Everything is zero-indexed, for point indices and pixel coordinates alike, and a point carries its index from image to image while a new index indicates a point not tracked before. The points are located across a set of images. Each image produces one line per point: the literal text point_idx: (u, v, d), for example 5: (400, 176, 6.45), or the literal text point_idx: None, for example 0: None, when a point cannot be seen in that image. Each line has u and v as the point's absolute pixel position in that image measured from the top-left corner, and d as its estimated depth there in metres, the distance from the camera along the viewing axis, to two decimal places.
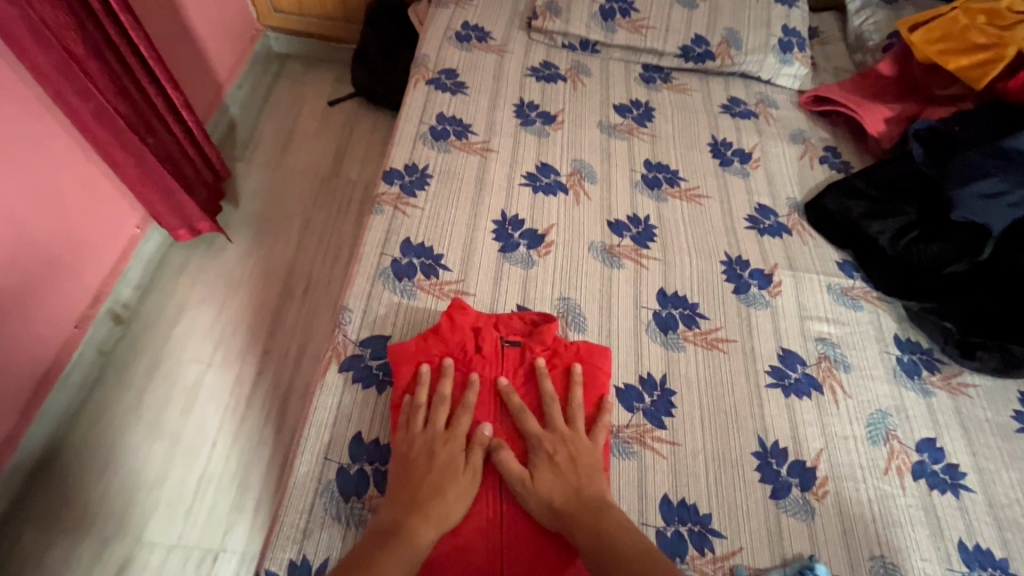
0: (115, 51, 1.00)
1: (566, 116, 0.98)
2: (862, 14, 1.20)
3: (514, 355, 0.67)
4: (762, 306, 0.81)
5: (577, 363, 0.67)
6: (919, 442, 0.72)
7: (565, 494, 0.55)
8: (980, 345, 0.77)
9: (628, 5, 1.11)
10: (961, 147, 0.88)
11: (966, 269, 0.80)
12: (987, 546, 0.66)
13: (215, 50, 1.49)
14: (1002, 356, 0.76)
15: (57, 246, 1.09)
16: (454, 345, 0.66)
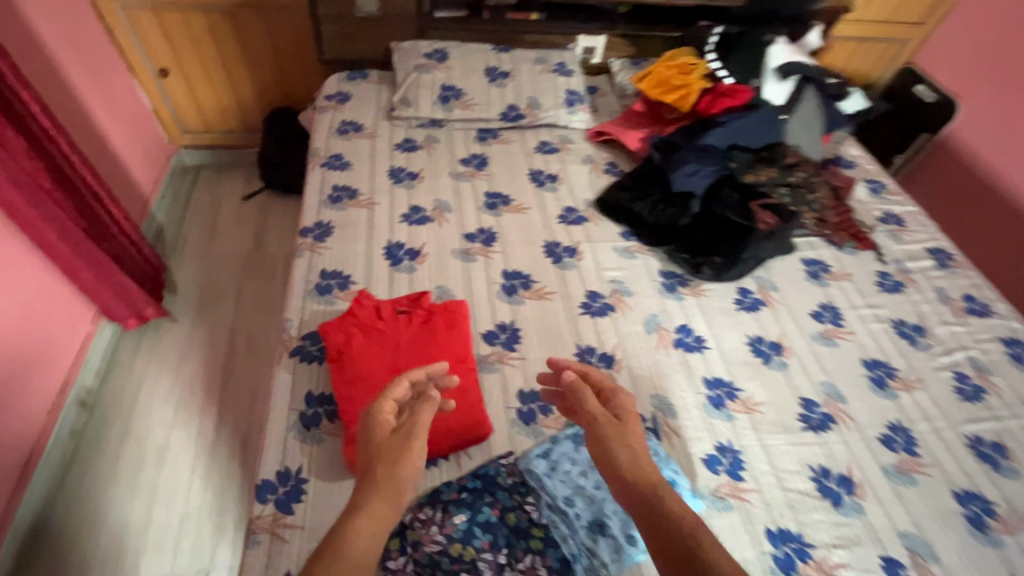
0: (71, 183, 1.28)
1: (426, 172, 1.40)
2: (622, 73, 1.73)
3: (405, 317, 0.97)
4: (572, 268, 1.22)
5: (448, 314, 0.98)
6: (677, 327, 1.14)
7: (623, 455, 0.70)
8: (702, 263, 1.23)
9: (458, 92, 1.57)
10: (678, 146, 1.38)
11: (689, 221, 1.29)
12: (720, 375, 1.08)
13: (139, 171, 1.78)
14: (715, 268, 1.23)
15: (29, 346, 1.31)
16: (362, 318, 0.96)
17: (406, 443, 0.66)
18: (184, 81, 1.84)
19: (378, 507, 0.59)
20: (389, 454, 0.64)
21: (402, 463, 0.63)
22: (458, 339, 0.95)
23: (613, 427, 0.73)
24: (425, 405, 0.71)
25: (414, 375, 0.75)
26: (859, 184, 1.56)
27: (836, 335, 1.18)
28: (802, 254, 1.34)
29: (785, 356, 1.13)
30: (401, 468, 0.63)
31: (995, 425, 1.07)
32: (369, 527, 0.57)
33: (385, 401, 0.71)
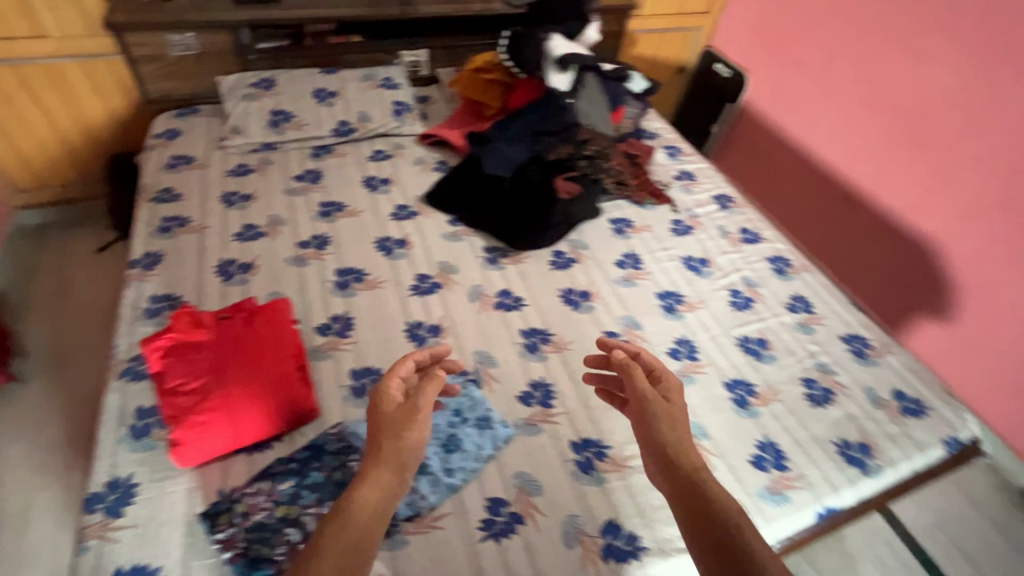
0: None
1: (260, 193, 1.47)
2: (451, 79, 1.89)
3: (226, 323, 1.04)
4: (402, 257, 1.35)
5: (268, 312, 1.06)
6: (498, 292, 1.30)
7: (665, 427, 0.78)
8: (517, 234, 1.41)
9: (288, 115, 1.66)
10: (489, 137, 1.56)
11: (503, 200, 1.47)
12: (535, 325, 1.24)
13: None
14: (528, 236, 1.41)
15: None
16: (181, 330, 1.01)
17: (410, 415, 0.75)
18: (5, 140, 1.79)
19: (384, 474, 0.69)
20: (390, 428, 0.73)
21: (405, 434, 0.72)
22: (276, 332, 1.03)
23: (655, 404, 0.81)
24: (427, 383, 0.79)
25: (418, 357, 0.85)
26: (659, 151, 1.82)
27: (636, 277, 1.39)
28: (609, 215, 1.55)
29: (592, 301, 1.31)
30: (407, 436, 0.72)
31: (760, 325, 1.31)
32: (375, 491, 0.67)
33: (391, 377, 0.81)
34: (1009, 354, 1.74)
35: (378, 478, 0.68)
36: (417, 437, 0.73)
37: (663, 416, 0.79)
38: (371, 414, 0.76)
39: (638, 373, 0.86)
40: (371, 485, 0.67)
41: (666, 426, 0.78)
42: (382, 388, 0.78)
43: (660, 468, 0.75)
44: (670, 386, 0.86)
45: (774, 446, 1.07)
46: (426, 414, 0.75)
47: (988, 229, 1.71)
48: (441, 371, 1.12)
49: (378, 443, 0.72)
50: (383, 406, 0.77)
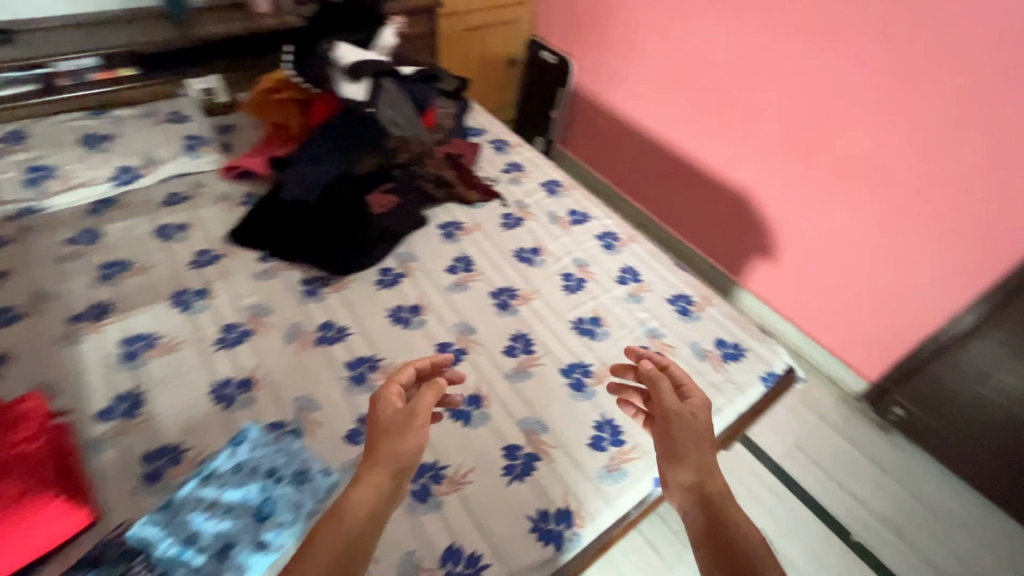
0: None
1: (18, 267, 1.25)
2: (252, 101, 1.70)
3: None
4: (203, 309, 1.21)
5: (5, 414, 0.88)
6: (319, 326, 1.20)
7: (690, 439, 0.84)
8: (333, 261, 1.32)
9: (50, 170, 1.41)
10: (293, 160, 1.45)
11: (316, 226, 1.36)
12: (362, 354, 1.16)
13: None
14: (345, 262, 1.32)
15: None
16: None
17: (408, 430, 0.79)
18: None
19: (377, 481, 0.75)
20: (386, 442, 0.78)
21: (399, 449, 0.78)
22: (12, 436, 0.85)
23: (680, 420, 0.85)
24: (426, 390, 0.83)
25: (415, 365, 0.89)
26: (485, 147, 1.81)
27: (468, 279, 1.35)
28: (437, 221, 1.50)
29: (424, 314, 1.26)
30: (400, 447, 0.77)
31: (592, 302, 1.33)
32: (366, 492, 0.74)
33: (392, 383, 0.86)
34: (830, 273, 1.91)
35: (370, 488, 0.74)
36: (409, 451, 0.78)
37: (684, 433, 0.84)
38: (372, 420, 0.81)
39: (664, 385, 0.91)
40: (364, 487, 0.74)
41: (687, 439, 0.83)
42: (382, 395, 0.83)
43: (687, 477, 0.80)
44: (694, 400, 0.89)
45: (610, 422, 1.08)
46: (418, 426, 0.79)
47: (781, 171, 1.91)
48: (249, 435, 0.95)
49: (376, 456, 0.77)
50: (380, 414, 0.81)
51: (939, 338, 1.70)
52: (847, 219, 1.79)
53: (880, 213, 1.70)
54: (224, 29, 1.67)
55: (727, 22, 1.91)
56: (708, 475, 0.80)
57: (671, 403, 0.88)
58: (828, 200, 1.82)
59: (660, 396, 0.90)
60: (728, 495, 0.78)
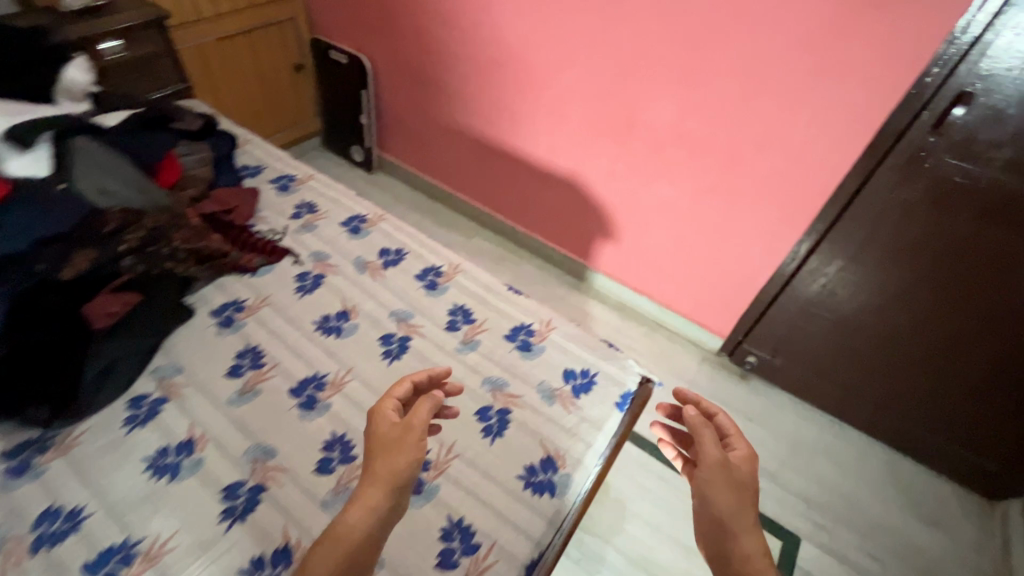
0: None
1: None
2: None
3: None
4: None
5: None
6: (36, 521, 0.85)
7: (725, 497, 0.77)
8: (34, 407, 0.91)
9: None
10: None
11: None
12: (109, 543, 0.83)
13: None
14: (54, 406, 0.92)
15: None
16: None
17: (406, 442, 0.79)
18: None
19: (373, 498, 0.75)
20: (385, 453, 0.78)
21: (393, 465, 0.77)
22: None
23: (717, 474, 0.79)
24: (426, 402, 0.84)
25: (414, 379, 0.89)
26: (265, 189, 1.48)
27: (260, 378, 1.07)
28: (208, 306, 1.18)
29: (199, 447, 0.95)
30: (396, 459, 0.77)
31: (418, 366, 1.12)
32: (364, 513, 0.74)
33: (388, 401, 0.86)
34: (666, 243, 1.90)
35: (369, 500, 0.75)
36: (407, 465, 0.78)
37: (718, 484, 0.78)
38: (374, 431, 0.82)
39: (706, 431, 0.85)
40: (363, 508, 0.74)
41: (723, 489, 0.78)
42: (380, 409, 0.84)
43: (712, 530, 0.76)
44: (741, 455, 0.83)
45: (459, 523, 0.90)
46: (414, 439, 0.79)
47: (601, 151, 1.83)
48: None
49: (376, 468, 0.77)
50: (380, 429, 0.82)
51: (771, 288, 1.75)
52: (671, 190, 1.76)
53: (694, 181, 1.69)
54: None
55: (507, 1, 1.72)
56: (730, 532, 0.74)
57: (713, 450, 0.82)
58: (649, 173, 1.77)
59: (700, 442, 0.84)
60: (759, 557, 0.73)
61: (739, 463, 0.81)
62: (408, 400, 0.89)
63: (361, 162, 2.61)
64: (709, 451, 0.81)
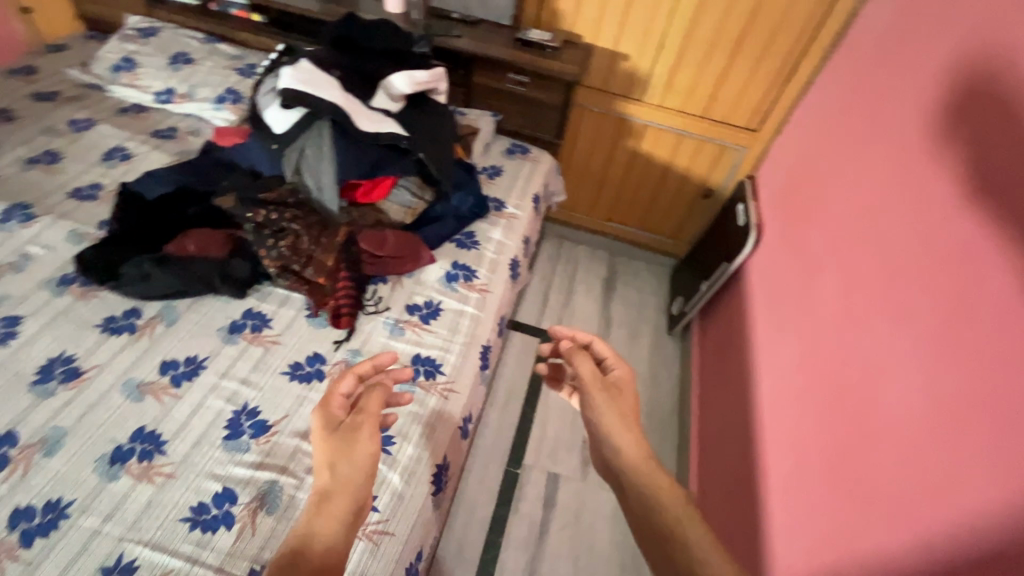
0: None
1: (24, 119, 1.47)
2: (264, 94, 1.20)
3: None
4: (7, 230, 1.20)
5: None
6: (8, 316, 1.06)
7: (612, 418, 0.82)
8: (90, 265, 1.08)
9: (133, 65, 1.62)
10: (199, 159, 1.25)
11: (122, 224, 1.13)
12: None
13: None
14: (95, 271, 1.08)
15: None
16: None
17: (357, 437, 0.77)
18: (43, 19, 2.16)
19: (337, 507, 0.69)
20: (335, 454, 0.74)
21: (356, 454, 0.75)
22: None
23: (595, 393, 0.86)
24: (374, 396, 0.81)
25: (360, 370, 0.84)
26: (440, 265, 1.30)
27: (155, 394, 0.99)
28: (253, 304, 1.15)
29: (68, 386, 0.98)
30: (357, 463, 0.73)
31: (173, 561, 0.81)
32: (337, 506, 0.69)
33: (335, 396, 0.80)
34: None
35: (336, 508, 0.69)
36: (364, 460, 0.76)
37: (603, 398, 0.85)
38: (316, 440, 0.75)
39: (583, 362, 0.91)
40: (336, 508, 0.69)
41: (602, 405, 0.84)
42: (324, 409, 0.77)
43: (602, 442, 0.81)
44: (620, 377, 0.91)
45: None
46: (365, 433, 0.78)
47: None
48: None
49: (333, 465, 0.73)
50: (329, 433, 0.76)
51: None
52: None
53: None
54: (327, 9, 1.64)
55: (924, 350, 0.80)
56: (610, 447, 0.79)
57: (592, 375, 0.89)
58: None
59: (579, 368, 0.91)
60: (649, 464, 0.75)
61: (624, 385, 0.90)
62: (352, 394, 0.82)
63: (671, 316, 2.05)
64: (587, 376, 0.89)
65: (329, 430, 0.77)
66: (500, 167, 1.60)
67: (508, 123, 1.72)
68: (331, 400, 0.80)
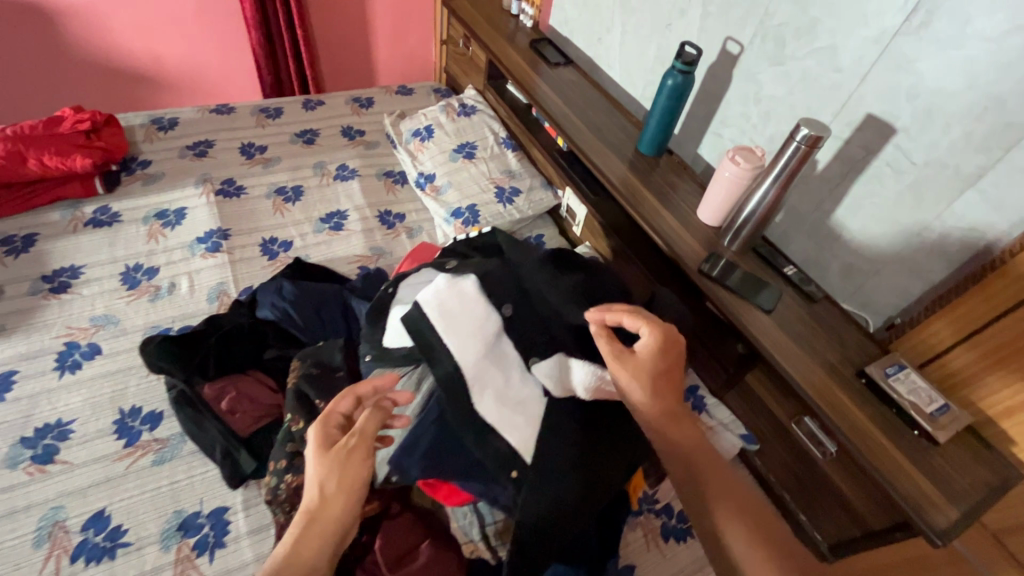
0: (277, 22, 2.06)
1: (316, 147, 1.55)
2: (416, 281, 0.86)
3: (69, 113, 1.33)
4: (192, 251, 1.22)
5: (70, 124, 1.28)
6: (94, 344, 1.03)
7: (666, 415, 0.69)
8: (154, 347, 0.92)
9: (426, 136, 1.54)
10: (339, 292, 1.02)
11: (215, 325, 0.97)
12: (14, 388, 0.95)
13: (383, 74, 2.58)
14: (149, 357, 0.92)
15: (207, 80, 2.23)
16: (70, 109, 1.34)
17: (351, 460, 0.65)
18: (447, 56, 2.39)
19: (344, 478, 0.63)
20: (326, 472, 0.63)
21: (345, 477, 0.63)
22: (60, 158, 1.23)
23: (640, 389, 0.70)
24: (372, 416, 0.68)
25: (363, 388, 0.71)
26: None
27: (53, 550, 0.80)
28: (232, 507, 0.87)
29: (28, 468, 0.87)
30: (354, 467, 0.64)
31: None
32: (335, 504, 0.62)
33: (333, 411, 0.69)
34: None
35: (332, 496, 0.62)
36: (355, 483, 0.64)
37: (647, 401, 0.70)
38: (309, 459, 0.65)
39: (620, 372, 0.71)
40: (329, 508, 0.62)
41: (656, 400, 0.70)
42: (314, 429, 0.68)
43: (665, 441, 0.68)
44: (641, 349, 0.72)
45: None
46: (357, 457, 0.64)
47: None
48: None
49: (321, 484, 0.62)
50: (323, 452, 0.65)
51: None
52: None
53: None
54: (623, 178, 1.21)
55: None
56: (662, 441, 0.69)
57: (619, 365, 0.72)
58: None
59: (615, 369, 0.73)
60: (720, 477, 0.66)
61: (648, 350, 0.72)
62: (355, 410, 0.71)
63: None
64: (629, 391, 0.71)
65: (324, 449, 0.66)
66: (690, 529, 0.94)
67: (760, 458, 1.01)
68: (328, 418, 0.69)
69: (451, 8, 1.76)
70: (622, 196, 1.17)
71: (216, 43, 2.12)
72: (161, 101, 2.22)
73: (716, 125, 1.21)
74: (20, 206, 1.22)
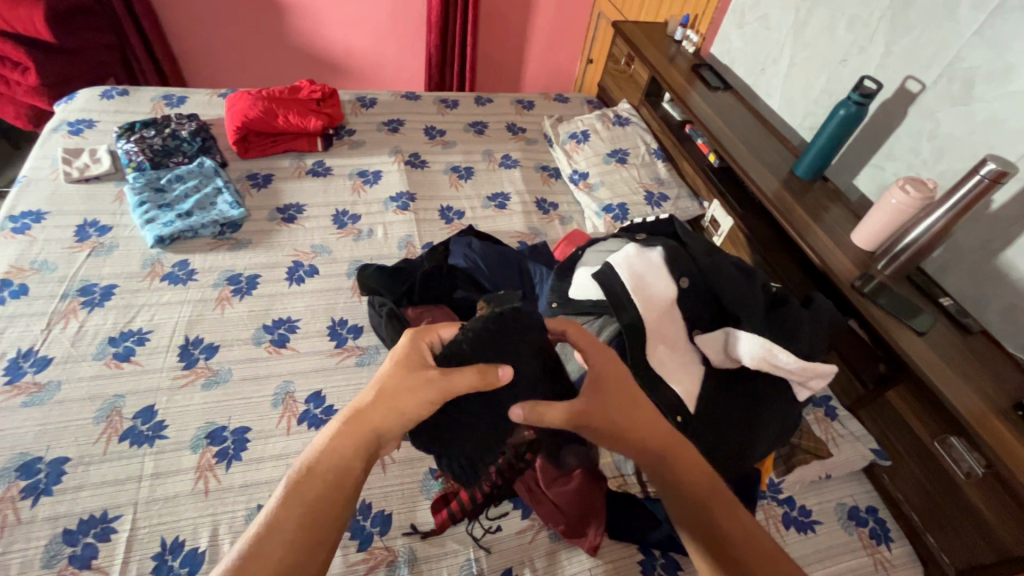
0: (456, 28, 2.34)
1: (485, 137, 1.76)
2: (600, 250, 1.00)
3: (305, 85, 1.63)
4: (386, 206, 1.46)
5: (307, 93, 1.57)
6: (314, 265, 1.28)
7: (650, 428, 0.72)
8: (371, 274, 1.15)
9: (582, 138, 1.71)
10: (517, 254, 1.19)
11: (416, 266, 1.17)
12: (257, 286, 1.21)
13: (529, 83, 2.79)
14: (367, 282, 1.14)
15: (386, 72, 2.56)
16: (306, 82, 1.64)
17: (419, 388, 0.68)
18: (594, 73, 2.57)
19: (401, 400, 0.67)
20: (393, 379, 0.68)
21: (402, 396, 0.67)
22: (298, 118, 1.51)
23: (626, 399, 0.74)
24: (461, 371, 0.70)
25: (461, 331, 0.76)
26: (589, 568, 0.88)
27: (286, 411, 1.01)
28: None
29: (268, 347, 1.10)
30: (409, 397, 0.67)
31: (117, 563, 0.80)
32: (385, 415, 0.66)
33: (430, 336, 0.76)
34: None
35: (381, 412, 0.66)
36: (405, 413, 0.67)
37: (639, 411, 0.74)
38: (387, 364, 0.72)
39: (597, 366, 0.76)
40: (377, 418, 0.66)
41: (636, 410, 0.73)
42: (412, 339, 0.75)
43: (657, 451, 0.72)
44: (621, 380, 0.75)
45: None
46: (424, 383, 0.68)
47: None
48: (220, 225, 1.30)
49: (385, 384, 0.68)
50: (407, 365, 0.71)
51: None
52: None
53: None
54: (779, 195, 1.29)
55: None
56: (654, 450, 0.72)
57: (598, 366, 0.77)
58: None
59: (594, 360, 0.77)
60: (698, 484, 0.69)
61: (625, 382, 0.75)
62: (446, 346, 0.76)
63: None
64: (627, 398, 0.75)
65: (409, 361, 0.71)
66: (812, 523, 1.00)
67: (888, 474, 1.04)
68: (425, 336, 0.76)
69: (617, 29, 1.93)
70: (776, 210, 1.25)
71: (401, 41, 2.44)
72: (346, 86, 2.58)
73: (879, 158, 1.26)
74: (263, 151, 1.52)
